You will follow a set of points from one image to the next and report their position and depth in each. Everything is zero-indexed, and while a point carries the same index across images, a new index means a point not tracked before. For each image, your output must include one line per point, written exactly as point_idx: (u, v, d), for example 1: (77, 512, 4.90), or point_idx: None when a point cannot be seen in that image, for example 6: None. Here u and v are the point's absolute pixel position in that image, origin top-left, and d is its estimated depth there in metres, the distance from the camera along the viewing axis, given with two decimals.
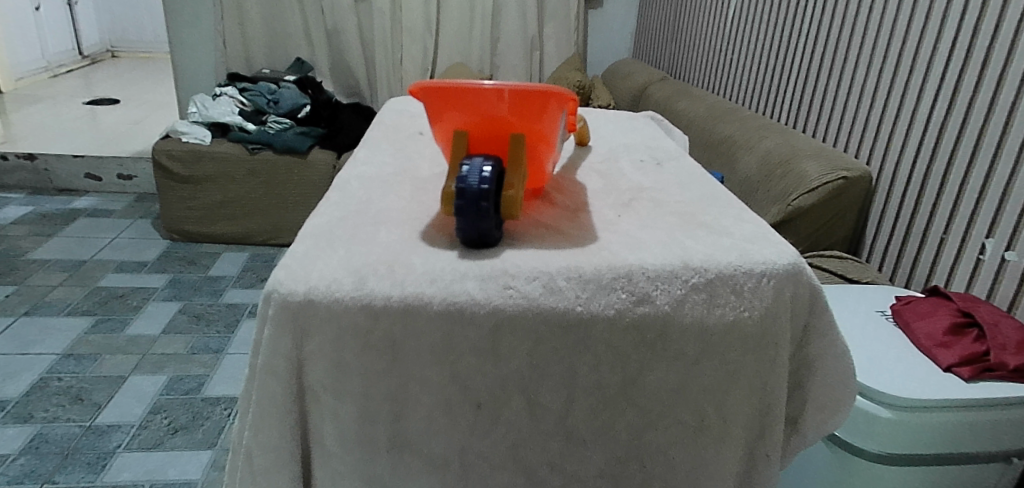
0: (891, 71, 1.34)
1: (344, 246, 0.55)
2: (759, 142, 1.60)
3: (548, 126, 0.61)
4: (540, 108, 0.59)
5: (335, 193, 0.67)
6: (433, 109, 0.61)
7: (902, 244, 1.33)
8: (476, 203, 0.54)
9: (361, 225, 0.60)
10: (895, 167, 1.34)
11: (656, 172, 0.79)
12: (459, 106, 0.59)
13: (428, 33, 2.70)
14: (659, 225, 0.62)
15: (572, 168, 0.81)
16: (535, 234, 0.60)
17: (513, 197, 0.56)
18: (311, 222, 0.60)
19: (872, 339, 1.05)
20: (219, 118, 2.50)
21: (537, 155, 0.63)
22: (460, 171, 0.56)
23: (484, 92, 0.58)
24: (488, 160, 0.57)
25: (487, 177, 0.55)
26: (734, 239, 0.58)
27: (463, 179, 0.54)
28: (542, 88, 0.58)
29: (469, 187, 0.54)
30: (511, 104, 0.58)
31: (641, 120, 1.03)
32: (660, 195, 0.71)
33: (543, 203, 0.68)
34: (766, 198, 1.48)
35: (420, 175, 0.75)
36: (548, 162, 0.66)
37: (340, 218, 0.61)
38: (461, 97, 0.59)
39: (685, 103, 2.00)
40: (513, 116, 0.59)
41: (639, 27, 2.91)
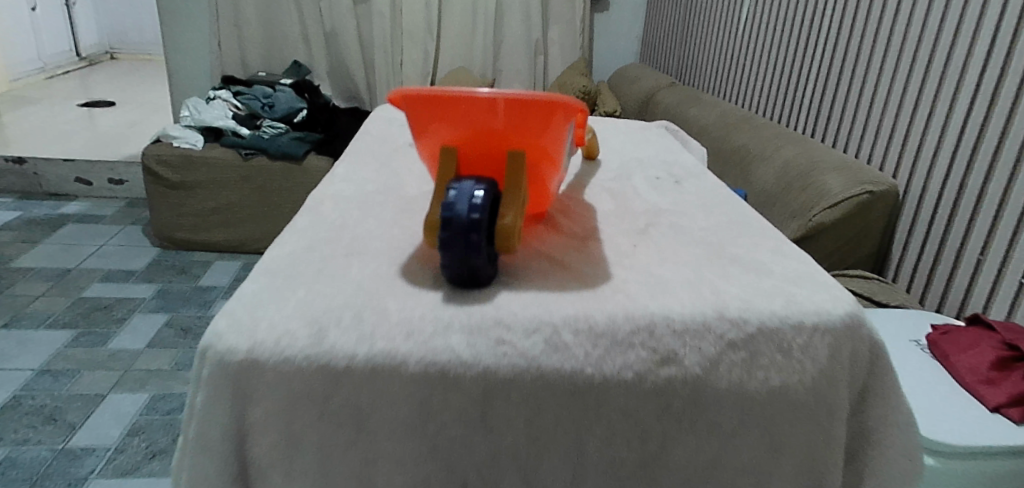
0: (920, 78, 1.24)
1: (306, 284, 0.46)
2: (775, 152, 1.51)
3: (555, 142, 0.52)
4: (546, 120, 0.50)
5: (303, 217, 0.58)
6: (417, 120, 0.52)
7: (933, 265, 1.23)
8: (465, 233, 0.44)
9: (331, 256, 0.51)
10: (925, 180, 1.24)
11: (676, 192, 0.70)
12: (448, 117, 0.50)
13: (429, 35, 2.61)
14: (685, 260, 0.53)
15: (579, 186, 0.71)
16: (536, 269, 0.50)
17: (511, 228, 0.47)
18: (272, 252, 0.51)
19: (910, 372, 0.95)
20: (212, 122, 2.42)
21: (541, 176, 0.54)
22: (447, 196, 0.46)
23: (480, 102, 0.48)
24: (481, 183, 0.47)
25: (479, 202, 0.45)
26: (776, 280, 0.49)
27: (450, 204, 0.45)
28: (550, 98, 0.48)
29: (458, 213, 0.44)
30: (510, 114, 0.49)
31: (655, 130, 0.94)
32: (680, 221, 0.62)
33: (546, 229, 0.59)
34: (784, 212, 1.39)
35: (407, 194, 0.66)
36: (552, 183, 0.57)
37: (304, 248, 0.52)
38: (448, 108, 0.50)
39: (695, 110, 1.91)
40: (514, 128, 0.49)
41: (646, 31, 2.82)
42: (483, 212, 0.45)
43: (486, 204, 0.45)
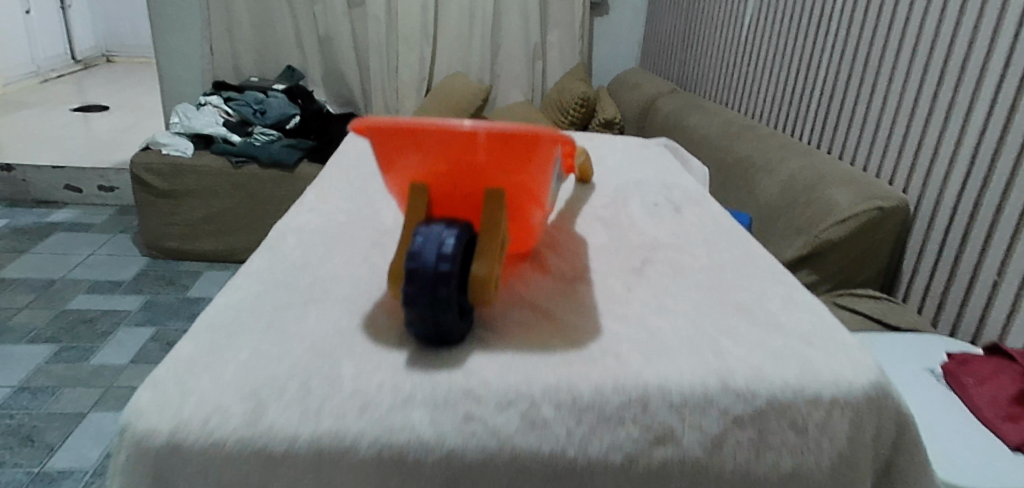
0: (931, 89, 1.18)
1: (256, 343, 0.42)
2: (780, 164, 1.45)
3: (541, 178, 0.46)
4: (530, 154, 0.44)
5: (263, 255, 0.52)
6: (384, 151, 0.46)
7: (946, 286, 1.17)
8: (433, 287, 0.38)
9: (285, 306, 0.46)
10: (937, 196, 1.18)
11: (676, 221, 0.64)
12: (421, 149, 0.44)
13: (426, 39, 2.55)
14: (686, 307, 0.48)
15: (571, 215, 0.66)
16: (515, 319, 0.46)
17: (488, 279, 0.41)
18: (219, 301, 0.46)
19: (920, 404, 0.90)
20: (201, 129, 2.35)
21: (525, 213, 0.48)
22: (413, 242, 0.40)
23: (459, 134, 0.42)
24: (455, 227, 0.42)
25: (450, 252, 0.39)
26: (789, 339, 0.44)
27: (415, 253, 0.39)
28: (539, 131, 0.43)
29: (425, 263, 0.39)
30: (490, 148, 0.43)
31: (654, 148, 0.88)
32: (679, 256, 0.57)
33: (530, 270, 0.53)
34: (790, 228, 1.33)
35: (381, 225, 0.60)
36: (537, 221, 0.51)
37: (257, 296, 0.47)
38: (420, 139, 0.44)
39: (697, 118, 1.86)
40: (496, 162, 0.44)
41: (646, 34, 2.75)
42: (455, 262, 0.39)
43: (458, 253, 0.40)
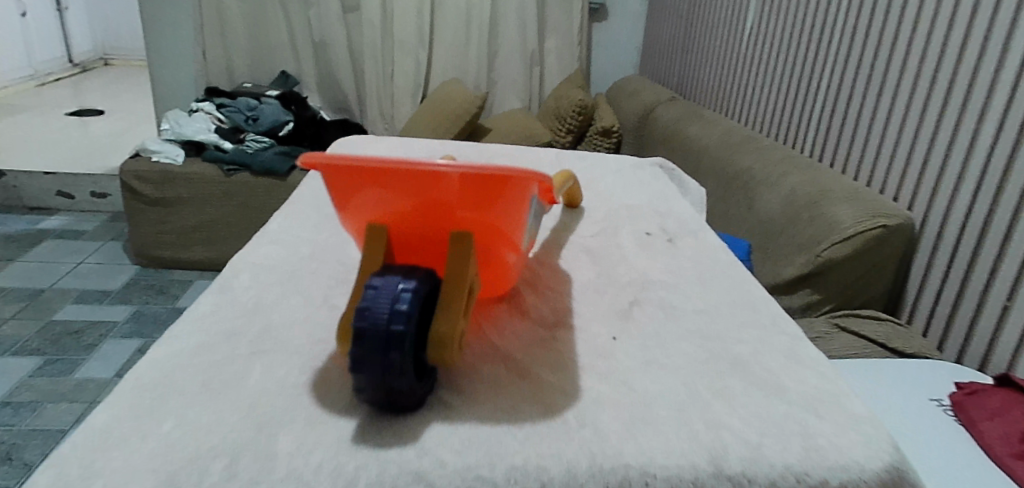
0: (938, 103, 1.12)
1: (182, 409, 0.39)
2: (781, 177, 1.40)
3: (516, 220, 0.42)
4: (503, 195, 0.40)
5: (211, 297, 0.49)
6: (339, 188, 0.41)
7: (953, 310, 1.12)
8: (384, 349, 0.34)
9: (223, 365, 0.43)
10: (944, 215, 1.13)
11: (668, 256, 0.60)
12: (381, 188, 0.39)
13: (421, 45, 2.48)
14: (680, 367, 0.44)
15: (554, 246, 0.61)
16: (488, 377, 0.42)
17: (451, 338, 0.37)
18: (150, 356, 0.44)
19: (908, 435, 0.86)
20: (193, 136, 2.31)
21: (496, 257, 0.44)
22: (365, 296, 0.36)
23: (424, 174, 0.38)
24: (415, 278, 0.37)
25: (406, 309, 0.35)
26: (790, 407, 0.41)
27: (366, 309, 0.35)
28: (513, 172, 0.39)
29: (377, 321, 0.34)
30: (458, 188, 0.39)
31: (648, 169, 0.84)
32: (670, 296, 0.53)
33: (506, 314, 0.49)
34: (791, 245, 1.29)
35: (350, 260, 0.56)
36: (512, 262, 0.47)
37: (193, 350, 0.44)
38: (381, 178, 0.39)
39: (696, 128, 1.81)
40: (464, 203, 0.40)
41: (646, 40, 2.70)
42: (411, 319, 0.35)
43: (415, 309, 0.35)
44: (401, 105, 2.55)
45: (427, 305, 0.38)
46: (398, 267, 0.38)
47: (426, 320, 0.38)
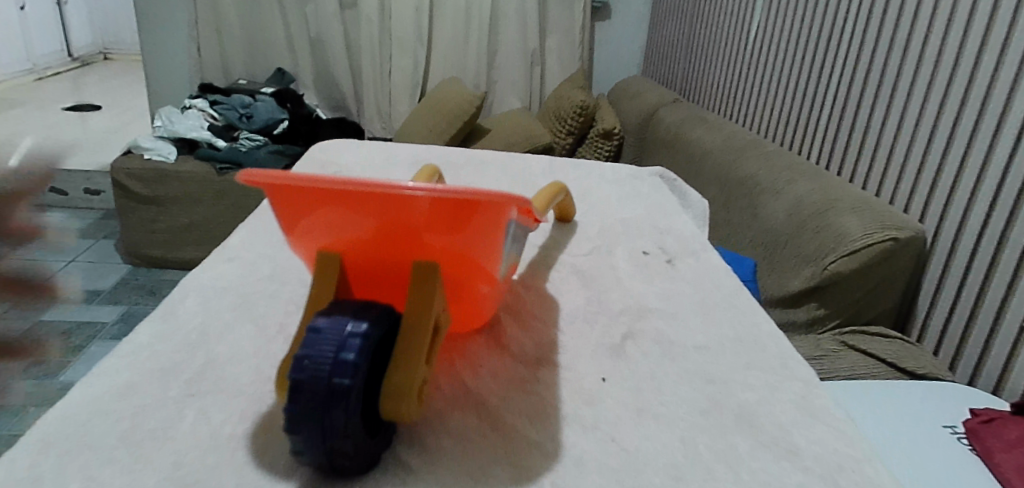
0: (953, 111, 1.06)
1: (94, 460, 0.38)
2: (788, 184, 1.34)
3: (490, 249, 0.39)
4: (474, 224, 0.36)
5: (151, 331, 0.49)
6: (287, 208, 0.37)
7: (965, 330, 1.05)
8: (325, 404, 0.31)
9: (147, 412, 0.42)
10: (957, 230, 1.06)
11: (667, 280, 0.55)
12: (340, 210, 0.35)
13: (420, 43, 2.39)
14: (680, 420, 0.40)
15: (542, 266, 0.57)
16: (471, 432, 0.38)
17: (408, 389, 0.34)
18: (71, 400, 0.42)
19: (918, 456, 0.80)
20: (185, 133, 2.18)
21: (469, 286, 0.41)
22: (307, 340, 0.32)
23: (388, 199, 0.34)
24: (368, 319, 0.34)
25: (353, 359, 0.32)
26: (806, 477, 0.36)
27: (305, 357, 0.31)
28: (492, 199, 0.35)
29: (318, 373, 0.31)
30: (423, 216, 0.35)
31: (648, 179, 0.79)
32: (668, 328, 0.49)
33: (481, 347, 0.46)
34: (796, 256, 1.23)
35: None
36: (487, 293, 0.43)
37: (118, 392, 0.43)
38: (337, 200, 0.35)
39: (700, 131, 1.75)
40: (430, 231, 0.36)
41: (650, 40, 2.63)
42: (358, 370, 0.32)
43: (364, 358, 0.32)
44: (398, 103, 2.46)
45: (380, 347, 0.35)
46: (350, 305, 0.35)
47: (380, 364, 0.35)
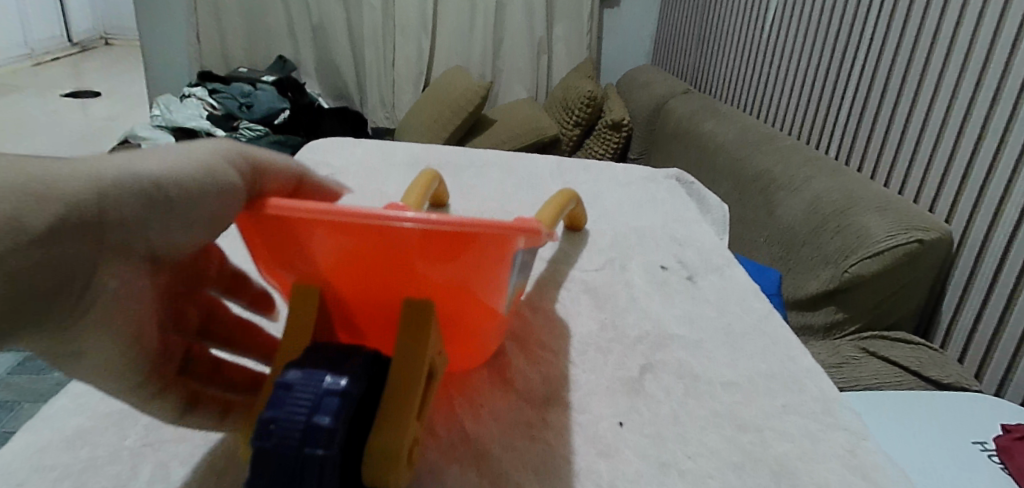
0: (985, 107, 1.00)
1: None
2: (805, 182, 1.28)
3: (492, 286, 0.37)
4: (474, 263, 0.34)
5: None
6: (269, 237, 0.36)
7: (993, 338, 1.00)
8: (298, 473, 0.30)
9: (96, 464, 0.39)
10: (986, 232, 1.00)
11: (688, 304, 0.52)
12: (336, 238, 0.33)
13: (424, 31, 2.32)
14: (711, 477, 0.36)
15: (552, 287, 0.53)
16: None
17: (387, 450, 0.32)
18: (21, 452, 0.39)
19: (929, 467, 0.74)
20: (183, 123, 2.03)
21: (470, 323, 0.39)
22: (276, 401, 0.31)
23: (388, 232, 0.32)
24: (346, 376, 0.32)
25: (326, 424, 0.30)
26: None
27: (273, 421, 0.30)
28: (500, 232, 0.32)
29: (287, 440, 0.30)
30: (419, 252, 0.33)
31: (665, 182, 0.75)
32: (692, 359, 0.46)
33: (482, 382, 0.43)
34: (815, 257, 1.17)
35: None
36: (488, 329, 0.41)
37: (68, 439, 0.41)
38: (330, 232, 0.33)
39: (713, 123, 1.69)
40: (427, 269, 0.34)
41: (659, 28, 2.55)
42: (335, 434, 0.30)
43: (340, 421, 0.31)
44: (401, 93, 2.39)
45: (362, 401, 0.33)
46: (329, 355, 0.34)
47: (363, 418, 0.33)
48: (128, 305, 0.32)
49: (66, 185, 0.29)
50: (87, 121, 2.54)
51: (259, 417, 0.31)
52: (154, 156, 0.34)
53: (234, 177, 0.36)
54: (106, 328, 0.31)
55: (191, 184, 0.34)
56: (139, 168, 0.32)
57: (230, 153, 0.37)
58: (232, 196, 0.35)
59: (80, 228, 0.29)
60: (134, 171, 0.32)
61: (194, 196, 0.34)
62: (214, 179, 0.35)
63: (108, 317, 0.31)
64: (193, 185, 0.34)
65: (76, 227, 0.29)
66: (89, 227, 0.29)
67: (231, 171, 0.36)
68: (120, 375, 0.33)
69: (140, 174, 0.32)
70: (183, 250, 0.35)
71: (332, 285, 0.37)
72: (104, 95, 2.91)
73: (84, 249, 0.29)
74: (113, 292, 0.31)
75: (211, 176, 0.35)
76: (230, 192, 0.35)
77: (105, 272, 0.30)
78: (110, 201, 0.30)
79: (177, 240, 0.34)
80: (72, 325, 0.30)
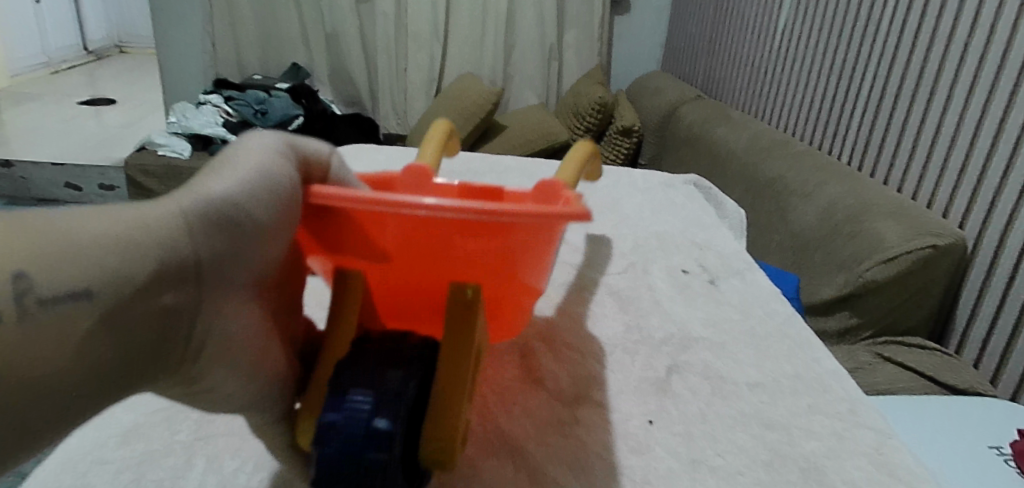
0: (999, 112, 1.00)
1: None
2: (818, 187, 1.28)
3: (526, 260, 0.38)
4: (509, 244, 0.36)
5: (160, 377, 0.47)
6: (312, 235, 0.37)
7: (1009, 344, 1.00)
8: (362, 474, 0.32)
9: (153, 458, 0.41)
10: (1001, 238, 1.00)
11: (710, 307, 0.53)
12: (383, 230, 0.34)
13: (436, 38, 2.33)
14: (740, 474, 0.37)
15: (577, 290, 0.55)
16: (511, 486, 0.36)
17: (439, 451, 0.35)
18: (79, 446, 0.41)
19: (957, 464, 0.75)
20: (200, 129, 2.06)
21: (506, 296, 0.40)
22: (336, 409, 0.33)
23: (435, 222, 0.33)
24: (406, 386, 0.34)
25: (386, 428, 0.32)
26: None
27: (333, 427, 0.32)
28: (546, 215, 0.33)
29: (348, 445, 0.32)
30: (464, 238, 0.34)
31: (681, 186, 0.77)
32: (716, 360, 0.47)
33: (517, 379, 0.45)
34: (829, 262, 1.18)
35: None
36: (526, 302, 0.42)
37: (123, 435, 0.42)
38: (376, 222, 0.34)
39: (723, 130, 1.70)
40: (471, 256, 0.36)
41: (669, 36, 2.57)
42: (394, 441, 0.32)
43: (397, 424, 0.33)
44: (414, 100, 2.41)
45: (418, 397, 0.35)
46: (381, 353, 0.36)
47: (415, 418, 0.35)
48: (235, 334, 0.30)
49: (158, 223, 0.26)
50: (106, 129, 2.58)
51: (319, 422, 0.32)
52: (227, 167, 0.31)
53: (292, 174, 0.33)
54: (225, 365, 0.31)
55: (268, 194, 0.31)
56: (216, 188, 0.29)
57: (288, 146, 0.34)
58: (297, 195, 0.33)
59: (180, 274, 0.26)
60: (212, 189, 0.29)
61: (273, 208, 0.31)
62: (286, 184, 0.32)
63: (219, 354, 0.30)
64: (270, 195, 0.31)
65: (176, 266, 0.26)
66: (189, 259, 0.27)
67: (289, 165, 0.33)
68: (242, 401, 0.33)
69: (223, 193, 0.29)
70: (272, 266, 0.33)
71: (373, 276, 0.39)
72: (120, 103, 2.94)
73: (184, 294, 0.27)
74: (221, 324, 0.29)
75: (279, 180, 0.32)
76: (297, 192, 0.33)
77: (210, 308, 0.29)
78: (199, 228, 0.27)
79: (264, 256, 0.32)
80: (187, 366, 0.29)
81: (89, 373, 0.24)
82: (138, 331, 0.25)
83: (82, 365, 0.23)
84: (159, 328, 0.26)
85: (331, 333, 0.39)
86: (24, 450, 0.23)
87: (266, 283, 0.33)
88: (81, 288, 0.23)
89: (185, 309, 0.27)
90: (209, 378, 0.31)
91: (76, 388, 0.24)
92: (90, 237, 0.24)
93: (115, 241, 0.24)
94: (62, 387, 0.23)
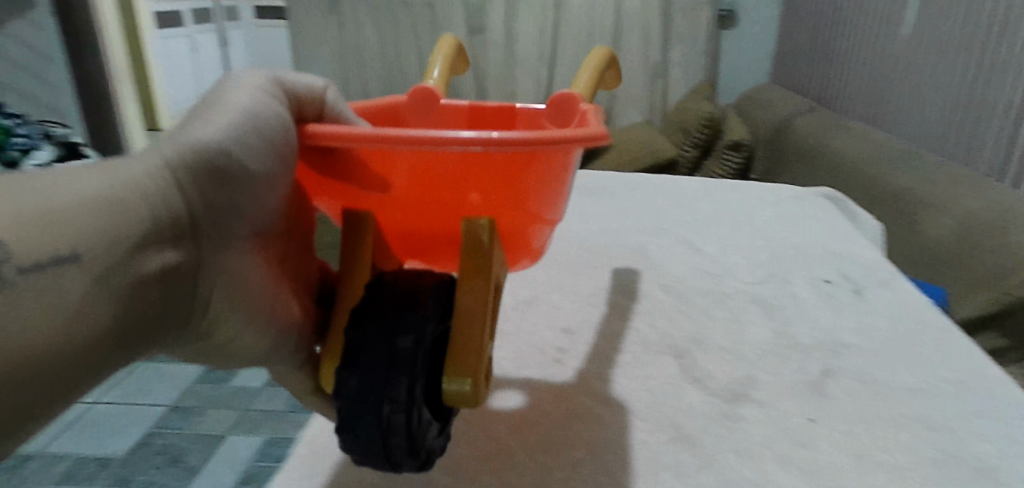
0: None
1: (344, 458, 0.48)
2: (951, 198, 1.23)
3: (529, 187, 0.44)
4: (516, 172, 0.42)
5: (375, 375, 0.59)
6: (314, 170, 0.45)
7: None
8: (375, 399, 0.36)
9: None
10: None
11: (855, 314, 0.58)
12: (399, 166, 0.40)
13: (543, 63, 2.42)
14: (909, 470, 0.41)
15: (727, 297, 0.61)
16: (689, 467, 0.42)
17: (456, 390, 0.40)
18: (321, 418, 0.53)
19: None
20: None
21: (512, 225, 0.47)
22: (361, 347, 0.38)
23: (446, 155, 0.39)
24: (424, 327, 0.39)
25: (409, 346, 0.38)
26: None
27: (361, 357, 0.38)
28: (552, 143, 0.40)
29: (374, 369, 0.37)
30: (474, 169, 0.41)
31: (815, 200, 0.81)
32: (870, 367, 0.51)
33: (686, 381, 0.51)
34: (968, 277, 1.13)
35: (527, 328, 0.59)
36: (526, 227, 0.48)
37: None
38: (396, 159, 0.40)
39: (843, 142, 1.65)
40: (483, 187, 0.42)
41: (779, 47, 2.51)
42: (415, 382, 0.37)
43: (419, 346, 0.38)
44: None
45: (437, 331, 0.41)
46: (397, 291, 0.41)
47: (438, 359, 0.41)
48: (233, 274, 0.41)
49: (140, 182, 0.36)
50: None
51: (346, 358, 0.38)
52: (207, 120, 0.40)
53: (280, 111, 0.42)
54: (228, 315, 0.42)
55: (257, 136, 0.40)
56: (200, 137, 0.39)
57: (251, 91, 0.41)
58: (289, 135, 0.42)
59: (167, 226, 0.36)
60: (182, 143, 0.38)
61: (265, 157, 0.41)
62: (268, 126, 0.41)
63: (222, 287, 0.41)
64: (259, 139, 0.40)
65: (165, 226, 0.36)
66: (174, 216, 0.37)
67: (274, 102, 0.42)
68: (252, 347, 0.44)
69: (205, 139, 0.39)
70: (266, 212, 0.43)
71: (388, 211, 0.45)
72: None
73: (172, 252, 0.37)
74: (222, 268, 0.40)
75: (263, 115, 0.41)
76: (287, 126, 0.42)
77: (200, 258, 0.39)
78: (178, 174, 0.38)
79: (258, 205, 0.42)
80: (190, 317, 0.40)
81: (112, 337, 0.34)
82: (138, 295, 0.35)
83: (101, 319, 0.33)
84: (159, 281, 0.36)
85: (354, 269, 0.45)
86: (72, 394, 0.33)
87: (266, 234, 0.44)
88: (65, 254, 0.31)
89: (166, 263, 0.36)
90: (218, 330, 0.42)
91: (104, 342, 0.33)
92: (77, 199, 0.33)
93: (84, 213, 0.33)
94: (80, 340, 0.32)
